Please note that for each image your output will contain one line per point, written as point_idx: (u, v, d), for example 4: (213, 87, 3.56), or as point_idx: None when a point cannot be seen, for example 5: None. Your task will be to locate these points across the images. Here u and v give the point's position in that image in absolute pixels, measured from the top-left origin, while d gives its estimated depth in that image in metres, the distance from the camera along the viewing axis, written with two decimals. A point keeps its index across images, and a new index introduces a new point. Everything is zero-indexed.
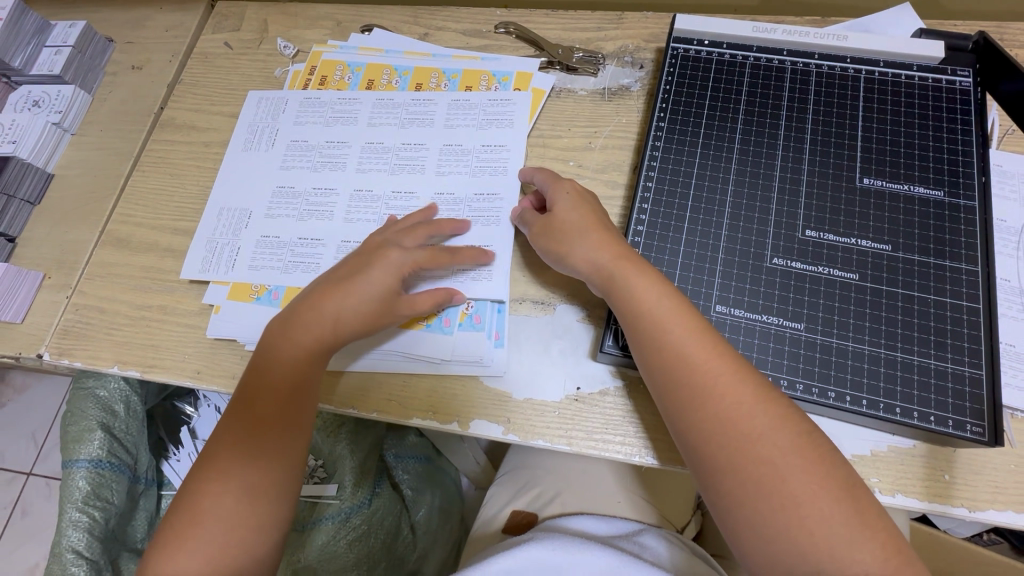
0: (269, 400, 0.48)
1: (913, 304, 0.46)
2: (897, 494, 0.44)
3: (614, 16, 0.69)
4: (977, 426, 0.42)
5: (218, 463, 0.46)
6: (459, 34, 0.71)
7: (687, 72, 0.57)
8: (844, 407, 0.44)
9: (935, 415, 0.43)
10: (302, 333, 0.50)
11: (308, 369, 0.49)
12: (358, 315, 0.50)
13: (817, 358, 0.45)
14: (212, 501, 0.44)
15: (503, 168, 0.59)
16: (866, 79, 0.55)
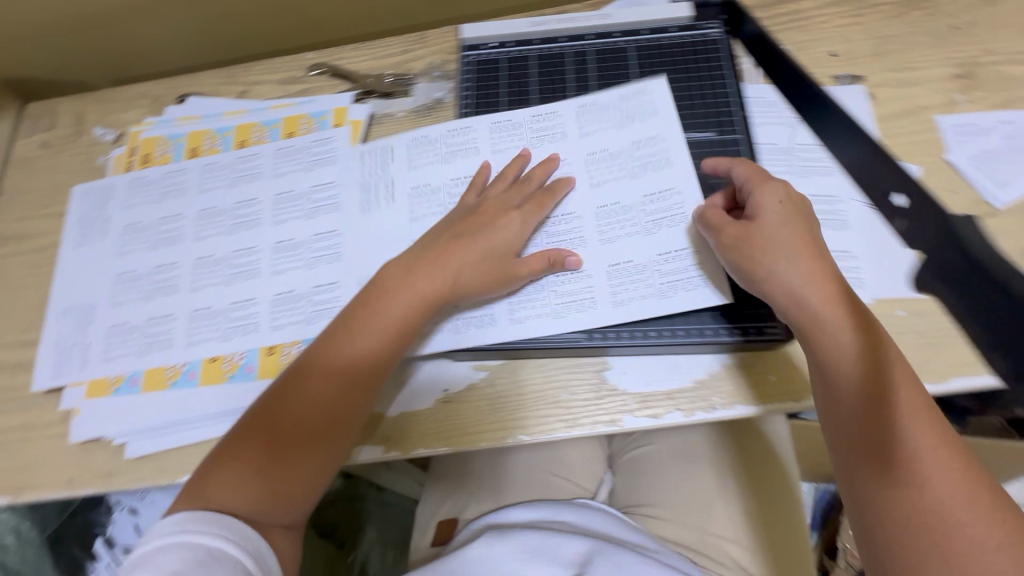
0: (318, 392, 0.49)
1: (706, 242, 0.53)
2: (736, 405, 0.50)
3: (418, 37, 0.72)
4: (774, 327, 0.50)
5: (239, 451, 0.47)
6: (276, 84, 0.72)
7: (482, 76, 0.63)
8: (665, 341, 0.51)
9: (739, 327, 0.50)
10: (365, 333, 0.50)
11: (351, 384, 0.49)
12: (414, 315, 0.51)
13: (636, 307, 0.52)
14: (223, 480, 0.46)
15: (336, 204, 0.61)
16: (635, 48, 0.61)
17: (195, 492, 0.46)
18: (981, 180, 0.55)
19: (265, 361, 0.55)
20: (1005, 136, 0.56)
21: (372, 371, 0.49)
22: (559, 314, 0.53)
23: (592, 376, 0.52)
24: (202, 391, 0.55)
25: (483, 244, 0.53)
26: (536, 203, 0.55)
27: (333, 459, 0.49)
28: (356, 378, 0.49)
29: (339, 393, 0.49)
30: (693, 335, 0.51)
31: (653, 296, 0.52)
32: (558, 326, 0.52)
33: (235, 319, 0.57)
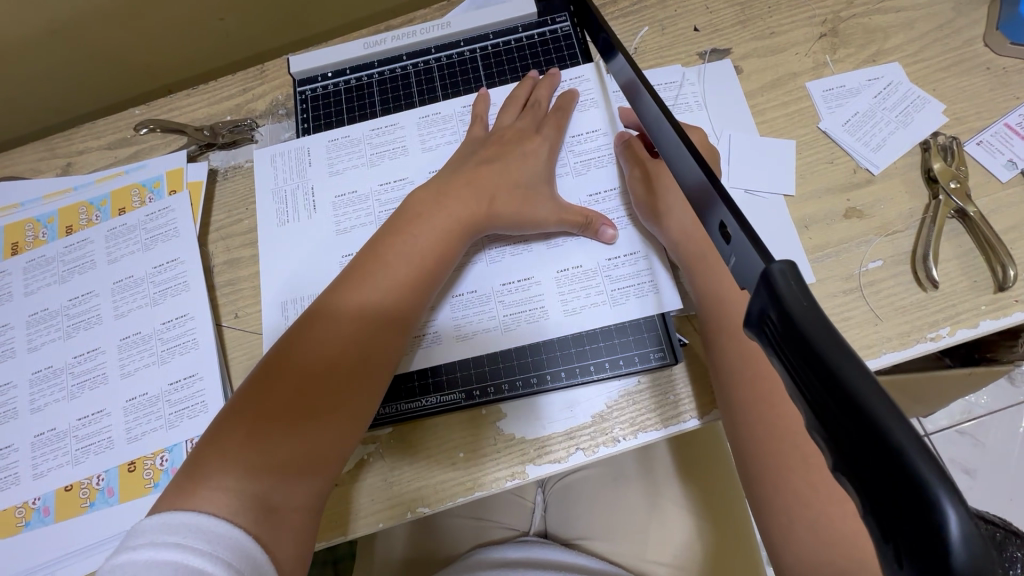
0: (300, 380, 0.41)
1: (580, 266, 0.50)
2: (639, 433, 0.47)
3: (256, 71, 0.64)
4: (659, 352, 0.48)
5: (239, 442, 0.38)
6: (104, 151, 0.64)
7: (321, 112, 0.56)
8: (549, 386, 0.48)
9: (624, 358, 0.48)
10: (376, 287, 0.44)
11: (362, 355, 0.42)
12: (420, 262, 0.46)
13: (513, 353, 0.49)
14: (231, 466, 0.37)
15: (184, 284, 0.54)
16: (480, 58, 0.57)
17: (188, 485, 0.36)
18: (856, 146, 0.52)
19: (126, 479, 0.49)
20: (874, 95, 0.54)
21: (381, 342, 0.43)
22: (508, 328, 0.49)
23: (489, 430, 0.48)
24: (59, 527, 0.48)
25: (509, 173, 0.49)
26: (555, 124, 0.52)
27: (314, 473, 0.39)
28: (366, 350, 0.43)
29: (347, 369, 0.42)
30: (587, 370, 0.48)
31: (606, 301, 0.49)
32: (507, 336, 0.49)
33: (87, 437, 0.50)
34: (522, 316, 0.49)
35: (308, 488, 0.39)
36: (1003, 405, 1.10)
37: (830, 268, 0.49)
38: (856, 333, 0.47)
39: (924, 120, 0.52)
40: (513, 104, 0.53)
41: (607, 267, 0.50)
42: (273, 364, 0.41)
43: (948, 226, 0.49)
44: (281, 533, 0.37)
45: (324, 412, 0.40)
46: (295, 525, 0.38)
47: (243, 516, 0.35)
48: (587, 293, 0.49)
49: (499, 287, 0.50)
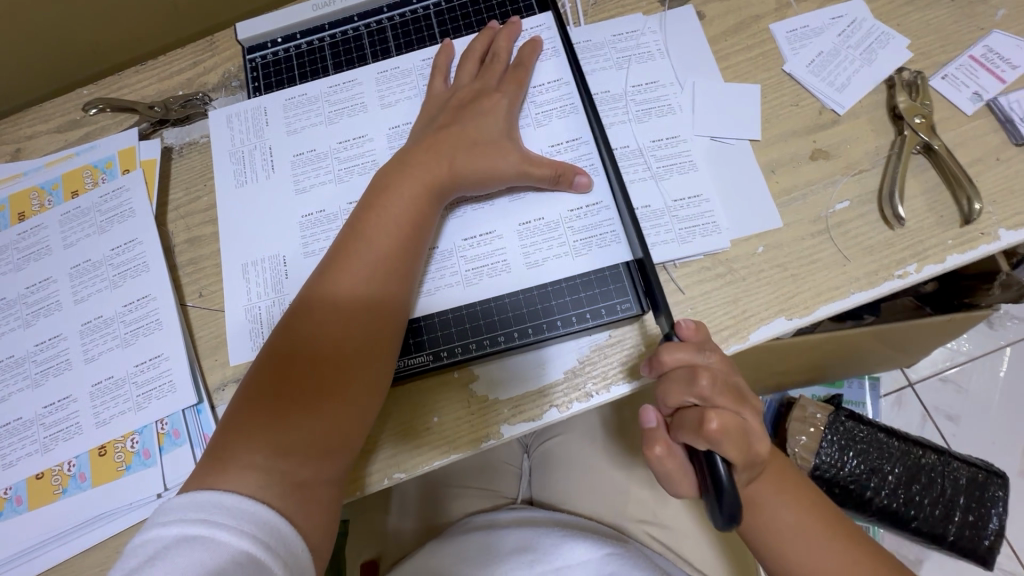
0: (304, 360, 0.40)
1: (541, 219, 0.49)
2: (613, 387, 0.47)
3: (206, 43, 0.62)
4: (625, 302, 0.47)
5: (253, 426, 0.38)
6: (54, 134, 0.61)
7: (272, 80, 0.54)
8: (516, 344, 0.47)
9: (590, 312, 0.47)
10: (364, 262, 0.43)
11: (365, 328, 0.42)
12: (406, 232, 0.45)
13: (478, 312, 0.48)
14: (248, 451, 0.38)
15: (143, 264, 0.53)
16: (435, 15, 0.55)
17: (206, 472, 0.37)
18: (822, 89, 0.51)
19: (97, 464, 0.48)
20: (838, 34, 0.53)
21: (377, 315, 0.42)
22: (471, 282, 0.49)
23: (460, 394, 0.48)
24: (33, 515, 0.48)
25: (469, 130, 0.48)
26: (508, 73, 0.51)
27: (335, 450, 0.40)
28: (366, 327, 0.42)
29: (346, 345, 0.41)
30: (554, 324, 0.47)
31: (567, 253, 0.48)
32: (470, 294, 0.48)
33: (54, 424, 0.50)
34: (488, 274, 0.49)
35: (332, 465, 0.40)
36: (983, 351, 1.12)
37: (797, 212, 0.48)
38: (823, 275, 0.47)
39: (889, 57, 0.51)
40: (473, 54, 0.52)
41: (570, 219, 0.49)
42: (272, 353, 0.41)
43: (914, 163, 0.49)
44: (309, 505, 0.38)
45: (330, 390, 0.40)
46: (322, 498, 0.39)
47: (270, 492, 0.37)
48: (551, 246, 0.48)
49: (460, 244, 0.49)
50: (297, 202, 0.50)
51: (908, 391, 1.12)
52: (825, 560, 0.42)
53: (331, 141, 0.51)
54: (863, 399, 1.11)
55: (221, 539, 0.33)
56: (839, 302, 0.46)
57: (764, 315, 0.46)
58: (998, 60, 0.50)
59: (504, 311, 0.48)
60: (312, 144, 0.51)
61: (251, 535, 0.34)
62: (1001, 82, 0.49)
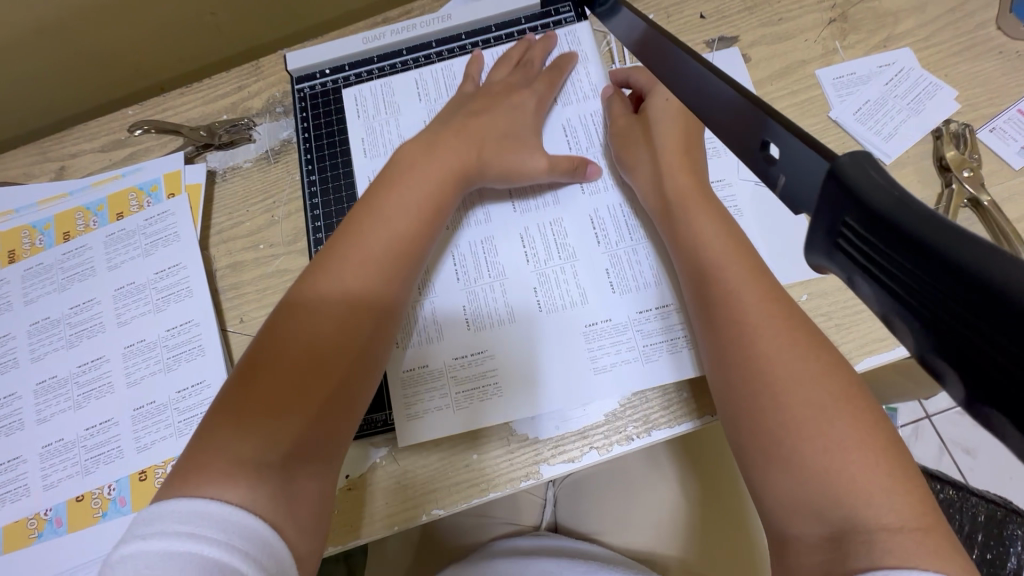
0: (304, 339, 0.39)
1: (591, 246, 0.50)
2: (652, 431, 0.47)
3: (251, 67, 0.63)
4: (671, 344, 0.47)
5: (243, 418, 0.36)
6: (98, 153, 0.62)
7: (320, 110, 0.54)
8: (558, 372, 0.47)
9: (635, 349, 0.47)
10: (376, 244, 0.44)
11: (364, 312, 0.42)
12: (415, 220, 0.45)
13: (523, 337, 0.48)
14: (221, 444, 0.35)
15: (187, 289, 0.53)
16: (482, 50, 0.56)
17: (188, 470, 0.34)
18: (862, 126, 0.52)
19: (137, 488, 0.49)
20: (885, 82, 0.53)
21: (379, 300, 0.43)
22: (513, 311, 0.49)
23: (501, 429, 0.48)
24: (72, 538, 0.48)
25: (509, 149, 0.50)
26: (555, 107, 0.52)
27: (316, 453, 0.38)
28: (367, 309, 0.42)
29: (348, 327, 0.41)
30: (607, 288, 0.48)
31: (613, 288, 0.48)
32: (517, 319, 0.48)
33: (95, 447, 0.50)
34: (527, 254, 0.50)
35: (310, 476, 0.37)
36: None
37: None
38: (869, 326, 0.46)
39: (936, 108, 0.51)
40: (515, 90, 0.52)
41: (588, 258, 0.49)
42: (280, 344, 0.39)
43: (961, 216, 0.49)
44: (299, 504, 0.36)
45: (316, 379, 0.39)
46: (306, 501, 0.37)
47: (259, 500, 0.33)
48: (597, 234, 0.50)
49: (502, 270, 0.50)
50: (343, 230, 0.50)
51: (925, 424, 1.11)
52: (848, 441, 0.31)
53: (417, 108, 0.54)
54: None
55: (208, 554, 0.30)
56: (884, 355, 0.46)
57: None
58: None
59: (548, 287, 0.49)
60: (389, 142, 0.53)
61: (233, 546, 0.31)
62: None
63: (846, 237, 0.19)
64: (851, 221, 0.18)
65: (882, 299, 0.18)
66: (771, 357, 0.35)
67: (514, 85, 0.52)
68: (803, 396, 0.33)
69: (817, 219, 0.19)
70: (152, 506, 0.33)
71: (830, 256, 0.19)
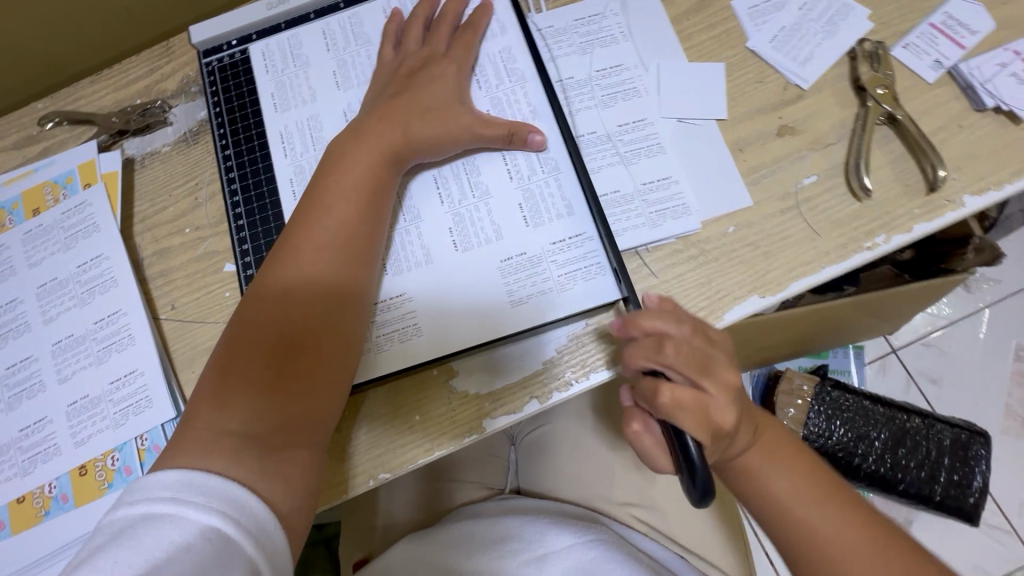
0: (276, 323, 0.41)
1: (514, 191, 0.48)
2: (590, 375, 0.47)
3: (161, 48, 0.61)
4: (591, 280, 0.46)
5: (228, 391, 0.39)
6: (10, 151, 0.60)
7: (229, 82, 0.53)
8: (490, 329, 0.46)
9: (563, 285, 0.46)
10: (325, 224, 0.43)
11: (331, 292, 0.42)
12: (364, 195, 0.45)
13: (442, 289, 0.47)
14: (211, 419, 0.38)
15: (112, 279, 0.52)
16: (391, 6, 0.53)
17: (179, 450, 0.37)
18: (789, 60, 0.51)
19: (78, 484, 0.48)
20: (799, 7, 0.52)
21: (344, 280, 0.43)
22: (430, 258, 0.47)
23: (441, 389, 0.47)
24: (16, 539, 0.47)
25: (422, 95, 0.48)
26: (470, 49, 0.50)
27: (302, 428, 0.40)
28: (336, 288, 0.43)
29: (313, 312, 0.41)
30: (523, 224, 0.47)
31: (531, 228, 0.47)
32: (437, 271, 0.47)
33: (32, 447, 0.49)
34: (442, 195, 0.49)
35: (295, 449, 0.39)
36: (963, 314, 1.13)
37: (766, 189, 0.48)
38: (794, 250, 0.47)
39: (851, 29, 0.51)
40: (426, 62, 0.49)
41: (509, 203, 0.48)
42: (254, 323, 0.41)
43: (879, 134, 0.49)
44: (283, 472, 0.38)
45: (280, 360, 0.40)
46: (291, 472, 0.38)
47: (244, 464, 0.36)
48: (511, 171, 0.48)
49: (417, 220, 0.48)
50: (252, 203, 0.50)
51: (892, 357, 1.12)
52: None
53: (326, 59, 0.52)
54: (847, 368, 1.13)
55: (190, 517, 0.32)
56: (810, 278, 0.46)
57: (737, 294, 0.46)
58: (957, 26, 0.50)
59: (465, 228, 0.48)
60: (303, 101, 0.51)
61: (223, 513, 0.33)
62: (962, 48, 0.49)
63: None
64: None
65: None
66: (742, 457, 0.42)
67: (430, 49, 0.50)
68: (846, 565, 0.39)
69: None
70: (147, 475, 0.35)
71: None
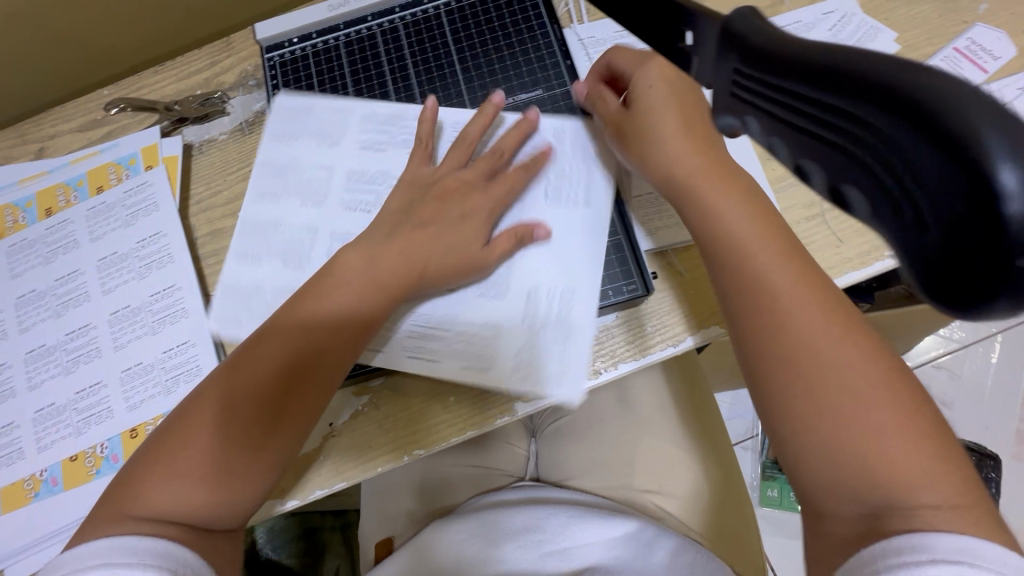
0: (274, 370, 0.43)
1: (557, 195, 0.51)
2: (620, 364, 0.49)
3: (222, 44, 0.64)
4: (630, 283, 0.49)
5: (206, 420, 0.41)
6: (76, 133, 0.63)
7: (290, 73, 0.60)
8: (525, 323, 0.48)
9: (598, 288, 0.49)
10: (346, 279, 0.46)
11: (321, 358, 0.44)
12: (382, 261, 0.47)
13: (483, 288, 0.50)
14: (179, 445, 0.40)
15: (169, 255, 0.55)
16: (444, 28, 0.59)
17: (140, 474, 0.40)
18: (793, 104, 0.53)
19: (129, 446, 0.50)
20: (830, 27, 0.55)
21: (337, 348, 0.44)
22: None
23: None
24: (68, 496, 0.50)
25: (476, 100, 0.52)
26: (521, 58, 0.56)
27: (252, 476, 0.41)
28: (331, 353, 0.44)
29: (303, 374, 0.43)
30: (564, 223, 0.50)
31: (566, 227, 0.50)
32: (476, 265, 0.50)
33: (87, 409, 0.52)
34: None
35: (245, 490, 0.41)
36: (976, 337, 1.14)
37: (793, 196, 0.51)
38: (819, 255, 0.49)
39: (879, 49, 0.54)
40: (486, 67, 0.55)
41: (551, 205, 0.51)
42: (259, 363, 0.43)
43: None
44: (218, 515, 0.40)
45: (274, 401, 0.42)
46: (229, 514, 0.40)
47: (160, 517, 0.38)
48: (546, 191, 0.52)
49: None
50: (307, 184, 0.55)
51: None
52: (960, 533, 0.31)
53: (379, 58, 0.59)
54: None
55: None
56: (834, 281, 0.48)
57: None
58: (981, 51, 0.53)
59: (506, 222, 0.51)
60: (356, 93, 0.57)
61: (147, 564, 0.34)
62: (984, 72, 0.52)
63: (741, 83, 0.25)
64: (744, 70, 0.25)
65: (773, 126, 0.23)
66: (734, 235, 0.40)
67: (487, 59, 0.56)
68: (857, 409, 0.34)
69: (720, 88, 0.27)
70: (75, 547, 0.36)
71: (733, 106, 0.26)
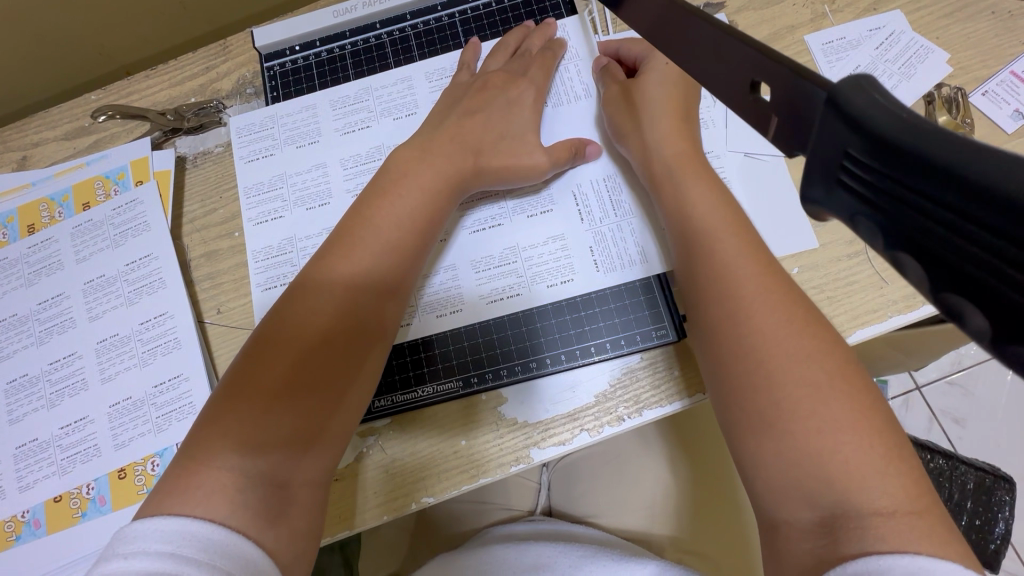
0: (311, 321, 0.38)
1: (584, 234, 0.49)
2: (645, 411, 0.46)
3: (218, 47, 0.60)
4: (660, 329, 0.47)
5: (246, 394, 0.35)
6: (60, 142, 0.59)
7: (291, 85, 0.57)
8: (546, 369, 0.47)
9: (624, 337, 0.47)
10: (382, 222, 0.42)
11: (371, 295, 0.40)
12: (417, 204, 0.44)
13: (509, 335, 0.48)
14: (216, 443, 0.33)
15: (161, 280, 0.51)
16: (455, 41, 0.57)
17: (182, 471, 0.33)
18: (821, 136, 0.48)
19: (118, 487, 0.47)
20: (877, 45, 0.51)
21: (385, 286, 0.41)
22: (492, 288, 0.49)
23: (491, 415, 0.47)
24: (52, 539, 0.47)
25: (495, 125, 0.50)
26: (543, 70, 0.52)
27: (320, 440, 0.36)
28: (379, 287, 0.41)
29: (354, 312, 0.39)
30: (592, 265, 0.49)
31: (590, 267, 0.49)
32: (490, 302, 0.49)
33: (72, 447, 0.48)
34: (504, 230, 0.50)
35: (314, 461, 0.36)
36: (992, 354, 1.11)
37: (834, 232, 0.47)
38: (861, 297, 0.46)
39: (928, 71, 0.50)
40: (505, 90, 0.51)
41: (576, 245, 0.49)
42: (291, 320, 0.38)
43: None
44: (292, 512, 0.34)
45: (338, 350, 0.38)
46: (305, 501, 0.35)
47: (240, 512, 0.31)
48: (579, 220, 0.50)
49: (477, 258, 0.50)
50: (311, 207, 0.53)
51: (915, 395, 1.11)
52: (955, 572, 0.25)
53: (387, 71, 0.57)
54: None
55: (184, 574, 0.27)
56: (877, 326, 0.45)
57: None
58: None
59: (531, 259, 0.49)
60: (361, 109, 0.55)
61: (216, 567, 0.28)
62: None
63: (852, 172, 0.19)
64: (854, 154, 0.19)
65: (911, 247, 0.18)
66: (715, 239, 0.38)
67: (514, 76, 0.52)
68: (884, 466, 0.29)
69: (816, 160, 0.20)
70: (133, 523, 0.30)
71: (830, 191, 0.20)
